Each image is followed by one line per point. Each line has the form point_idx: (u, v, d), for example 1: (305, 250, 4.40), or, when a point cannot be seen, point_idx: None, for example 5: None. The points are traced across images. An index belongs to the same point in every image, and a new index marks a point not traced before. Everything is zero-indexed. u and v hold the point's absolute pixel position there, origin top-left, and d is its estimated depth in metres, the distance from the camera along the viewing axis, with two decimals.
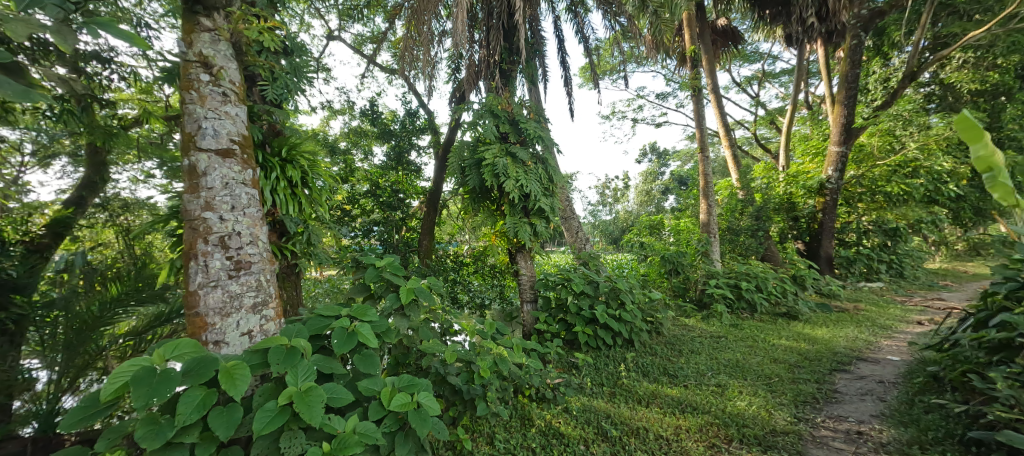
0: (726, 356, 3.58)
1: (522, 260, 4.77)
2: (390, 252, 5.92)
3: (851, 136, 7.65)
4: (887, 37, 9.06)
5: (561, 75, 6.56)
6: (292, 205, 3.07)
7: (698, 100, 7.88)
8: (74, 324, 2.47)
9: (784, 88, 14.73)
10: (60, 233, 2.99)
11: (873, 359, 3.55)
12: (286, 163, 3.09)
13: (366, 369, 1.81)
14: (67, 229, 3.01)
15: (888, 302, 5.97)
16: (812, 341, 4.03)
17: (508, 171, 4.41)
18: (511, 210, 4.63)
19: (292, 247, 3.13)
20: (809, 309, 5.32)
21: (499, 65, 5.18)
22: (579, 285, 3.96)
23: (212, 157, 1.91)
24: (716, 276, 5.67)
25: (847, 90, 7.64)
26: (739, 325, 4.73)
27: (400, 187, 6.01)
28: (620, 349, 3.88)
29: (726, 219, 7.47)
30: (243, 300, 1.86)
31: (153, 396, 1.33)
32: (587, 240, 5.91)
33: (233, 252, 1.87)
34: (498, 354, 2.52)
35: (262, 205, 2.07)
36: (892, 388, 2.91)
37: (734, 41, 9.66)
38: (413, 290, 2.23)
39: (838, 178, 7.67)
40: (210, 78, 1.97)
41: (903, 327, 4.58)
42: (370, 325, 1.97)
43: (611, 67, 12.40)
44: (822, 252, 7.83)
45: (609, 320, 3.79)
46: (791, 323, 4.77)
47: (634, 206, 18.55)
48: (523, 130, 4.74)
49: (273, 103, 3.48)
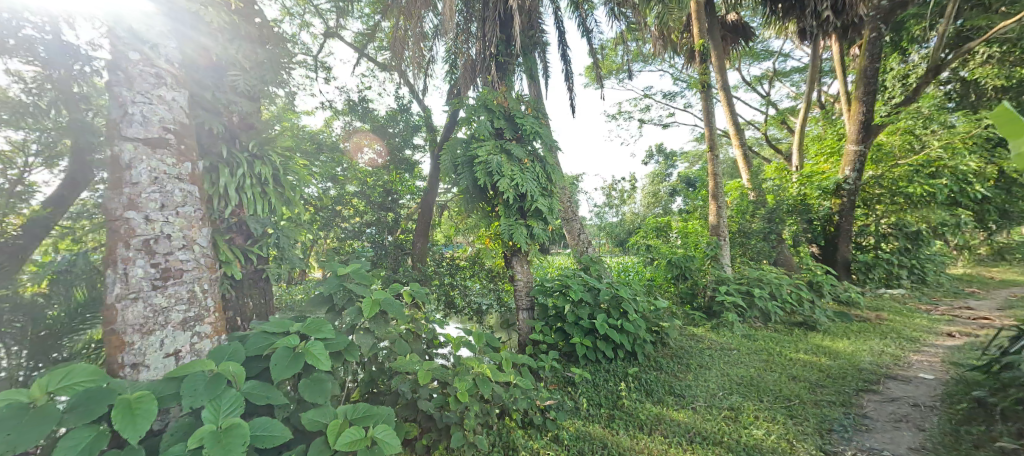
0: (739, 373, 3.25)
1: (519, 264, 4.48)
2: (382, 255, 5.65)
3: (870, 134, 7.28)
4: (906, 32, 8.61)
5: (563, 70, 6.28)
6: (261, 204, 2.80)
7: (708, 99, 7.55)
8: (40, 330, 2.37)
9: (796, 87, 14.34)
10: (38, 235, 2.61)
11: (903, 378, 3.20)
12: (258, 159, 2.86)
13: (312, 397, 1.52)
14: (44, 231, 2.63)
15: (912, 310, 5.58)
16: (834, 355, 3.68)
17: (502, 169, 4.13)
18: (506, 211, 4.34)
19: (260, 250, 2.84)
20: (828, 318, 4.95)
21: (495, 58, 4.89)
22: (578, 292, 3.63)
23: (139, 146, 1.64)
24: (726, 281, 5.32)
25: (866, 85, 7.27)
26: (752, 336, 4.38)
27: (394, 187, 5.76)
28: (622, 363, 3.56)
29: (736, 221, 7.13)
30: (170, 315, 1.59)
31: (15, 444, 1.07)
32: (589, 242, 5.58)
33: (161, 258, 1.60)
34: (480, 374, 2.23)
35: (203, 204, 1.80)
36: (930, 414, 2.57)
37: (745, 38, 9.29)
38: (380, 302, 1.93)
39: (856, 179, 7.33)
40: (141, 57, 1.70)
41: (932, 340, 4.20)
42: (322, 344, 1.69)
43: (618, 66, 12.10)
44: (839, 255, 7.46)
45: (609, 331, 3.46)
46: (809, 334, 4.42)
47: (642, 207, 18.20)
48: (519, 126, 4.45)
49: None
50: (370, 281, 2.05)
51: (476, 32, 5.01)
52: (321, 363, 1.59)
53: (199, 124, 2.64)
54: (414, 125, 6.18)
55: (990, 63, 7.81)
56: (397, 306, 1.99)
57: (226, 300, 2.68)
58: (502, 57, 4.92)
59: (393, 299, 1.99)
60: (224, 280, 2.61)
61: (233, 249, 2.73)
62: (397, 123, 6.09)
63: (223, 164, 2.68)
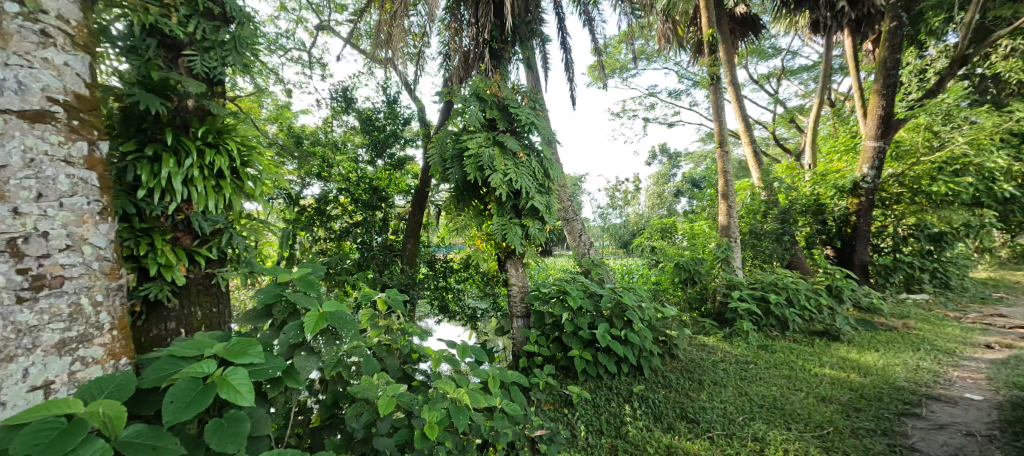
0: (759, 392, 2.87)
1: (513, 267, 4.13)
2: (370, 257, 5.30)
3: (890, 129, 6.86)
4: (925, 24, 8.17)
5: (564, 63, 5.94)
6: (214, 199, 2.46)
7: (717, 93, 7.14)
8: None
9: (805, 85, 13.91)
10: None
11: (947, 399, 2.80)
12: (211, 148, 2.52)
13: (220, 446, 1.16)
14: None
15: (941, 318, 5.14)
16: (864, 371, 3.28)
17: (495, 163, 3.77)
18: (499, 209, 3.96)
19: (209, 252, 2.45)
20: (850, 327, 4.55)
21: (489, 45, 4.57)
22: (578, 300, 3.24)
23: (13, 120, 1.31)
24: (738, 286, 4.89)
25: (886, 77, 6.88)
26: (770, 347, 3.99)
27: (382, 184, 5.40)
28: (626, 379, 3.17)
29: (747, 221, 6.73)
30: (40, 336, 1.30)
31: None
32: (591, 244, 5.20)
33: (34, 263, 1.31)
34: (453, 400, 1.88)
35: (104, 194, 1.53)
36: (990, 446, 2.19)
37: (754, 31, 8.89)
38: (326, 317, 1.58)
39: (875, 176, 6.92)
40: (20, 9, 1.35)
41: (970, 352, 3.80)
42: (245, 372, 1.33)
43: (622, 64, 11.77)
44: (856, 258, 7.06)
45: (612, 343, 3.07)
46: (832, 345, 4.03)
47: (646, 208, 17.84)
48: (514, 116, 4.06)
49: (205, 78, 2.91)
50: (320, 290, 1.70)
51: (469, 17, 4.66)
52: (240, 398, 1.25)
53: (137, 104, 2.29)
54: (401, 116, 5.76)
55: (1015, 56, 7.37)
56: (351, 321, 1.64)
57: (167, 310, 2.29)
58: (496, 43, 4.57)
59: (345, 312, 1.65)
60: (163, 286, 2.22)
61: (178, 250, 2.37)
62: (383, 115, 5.63)
63: (167, 152, 2.34)
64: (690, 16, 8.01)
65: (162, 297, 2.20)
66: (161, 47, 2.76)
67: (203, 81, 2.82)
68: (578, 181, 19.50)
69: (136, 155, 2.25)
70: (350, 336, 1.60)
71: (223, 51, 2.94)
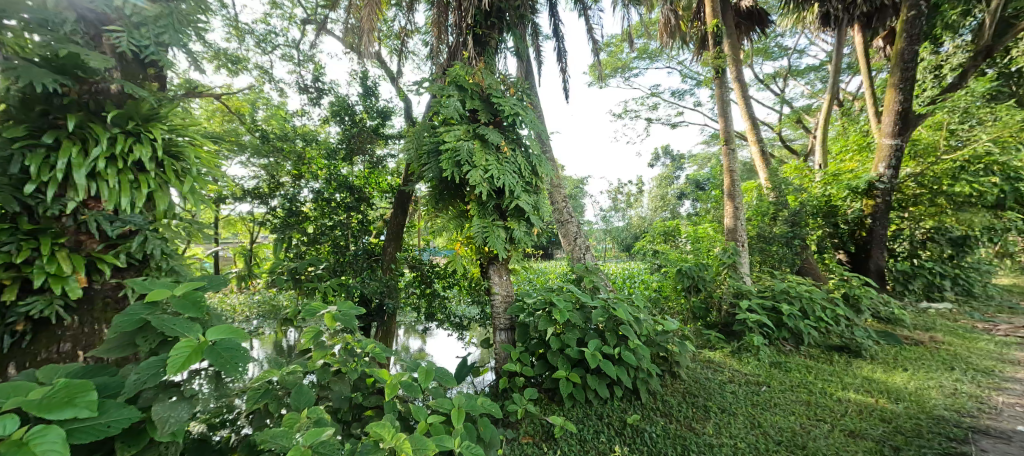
0: (774, 424, 2.47)
1: (496, 274, 3.74)
2: (345, 262, 4.87)
3: (908, 126, 6.42)
4: (941, 17, 7.61)
5: (558, 55, 5.57)
6: (129, 197, 2.10)
7: (723, 89, 6.71)
8: None
9: (812, 85, 13.50)
10: None
11: (998, 433, 2.38)
12: (131, 137, 2.16)
13: None
14: None
15: (969, 330, 4.69)
16: (894, 396, 2.85)
17: (474, 158, 3.38)
18: (479, 210, 3.56)
19: (117, 259, 2.05)
20: (873, 341, 4.10)
21: (472, 31, 4.18)
22: (566, 313, 2.80)
23: None
24: (747, 295, 4.44)
25: (903, 69, 6.43)
26: (784, 364, 3.56)
27: (363, 186, 5.05)
28: (620, 405, 2.76)
29: (755, 224, 6.28)
30: None
31: None
32: (587, 248, 4.77)
33: None
34: (393, 450, 1.53)
35: None
36: None
37: (761, 26, 8.44)
38: (207, 349, 1.22)
39: (891, 177, 6.49)
40: None
41: (1011, 372, 3.35)
42: (55, 435, 0.95)
43: (624, 63, 11.38)
44: (871, 263, 6.62)
45: (603, 364, 2.66)
46: (855, 362, 3.59)
47: (649, 211, 17.28)
48: (498, 108, 3.66)
49: (137, 60, 2.53)
50: (206, 314, 1.32)
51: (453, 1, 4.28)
52: None
53: (24, 81, 1.91)
54: (383, 111, 5.39)
55: None
56: (245, 353, 1.29)
57: (60, 329, 1.94)
58: (480, 29, 4.19)
59: (237, 342, 1.30)
60: (53, 301, 1.87)
61: (77, 255, 1.98)
62: (362, 110, 5.27)
63: (71, 141, 2.00)
64: (693, 9, 7.57)
65: (49, 313, 1.85)
66: (78, 20, 2.38)
67: (130, 61, 2.44)
68: (580, 183, 19.15)
69: (29, 142, 1.91)
70: (237, 374, 1.24)
71: (157, 27, 2.54)
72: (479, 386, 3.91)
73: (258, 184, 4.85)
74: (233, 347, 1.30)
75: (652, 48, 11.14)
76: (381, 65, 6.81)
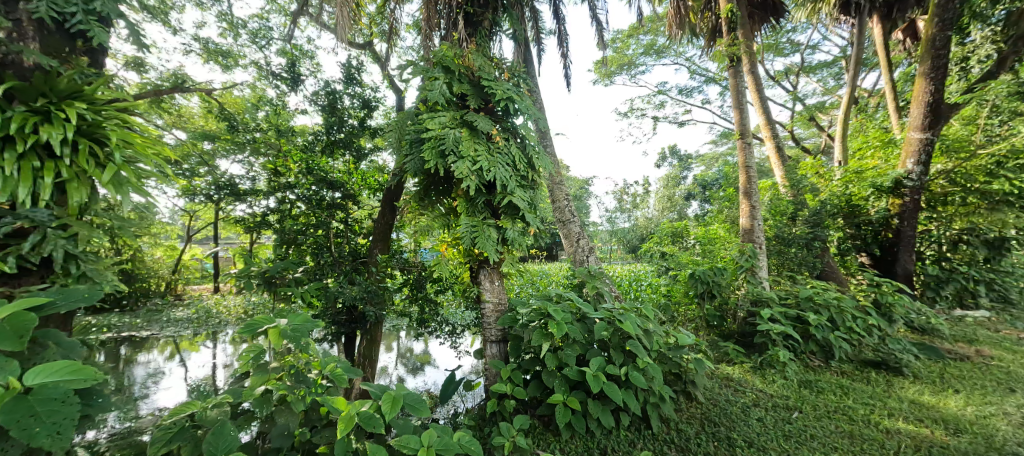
0: None
1: (487, 279, 3.35)
2: (325, 264, 4.48)
3: (939, 118, 5.94)
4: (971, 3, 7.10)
5: (558, 42, 5.15)
6: (28, 188, 1.73)
7: (737, 80, 6.26)
8: None
9: (825, 81, 12.98)
10: None
11: None
12: (37, 116, 1.82)
13: None
14: None
15: (1016, 343, 4.22)
16: (952, 426, 2.42)
17: (460, 148, 2.98)
18: (468, 207, 3.16)
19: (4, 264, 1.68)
20: (913, 356, 3.65)
21: (461, 10, 3.77)
22: (564, 327, 2.36)
23: None
24: (768, 303, 4.00)
25: (935, 56, 5.93)
26: (816, 383, 3.13)
27: (345, 181, 4.65)
28: (626, 435, 2.38)
29: (772, 224, 5.83)
30: None
31: None
32: (591, 250, 4.33)
33: None
34: None
35: None
36: None
37: (776, 16, 7.95)
38: (17, 400, 1.18)
39: (921, 173, 5.99)
40: None
41: None
42: None
43: (630, 59, 10.97)
44: (899, 267, 6.14)
45: (608, 387, 2.25)
46: (898, 381, 3.13)
47: (656, 212, 16.71)
48: (488, 93, 3.25)
49: (59, 30, 2.16)
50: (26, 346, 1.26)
51: None
52: None
53: None
54: (369, 102, 5.01)
55: None
56: (66, 406, 1.24)
57: None
58: (471, 7, 3.79)
59: (61, 390, 1.25)
60: None
61: None
62: (347, 102, 4.88)
63: None
64: None
65: None
66: None
67: (45, 27, 2.06)
68: (585, 184, 18.65)
69: None
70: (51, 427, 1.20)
71: None
72: (470, 401, 3.64)
73: (250, 182, 4.57)
74: (58, 394, 1.26)
75: (659, 44, 10.73)
76: (372, 57, 6.42)
